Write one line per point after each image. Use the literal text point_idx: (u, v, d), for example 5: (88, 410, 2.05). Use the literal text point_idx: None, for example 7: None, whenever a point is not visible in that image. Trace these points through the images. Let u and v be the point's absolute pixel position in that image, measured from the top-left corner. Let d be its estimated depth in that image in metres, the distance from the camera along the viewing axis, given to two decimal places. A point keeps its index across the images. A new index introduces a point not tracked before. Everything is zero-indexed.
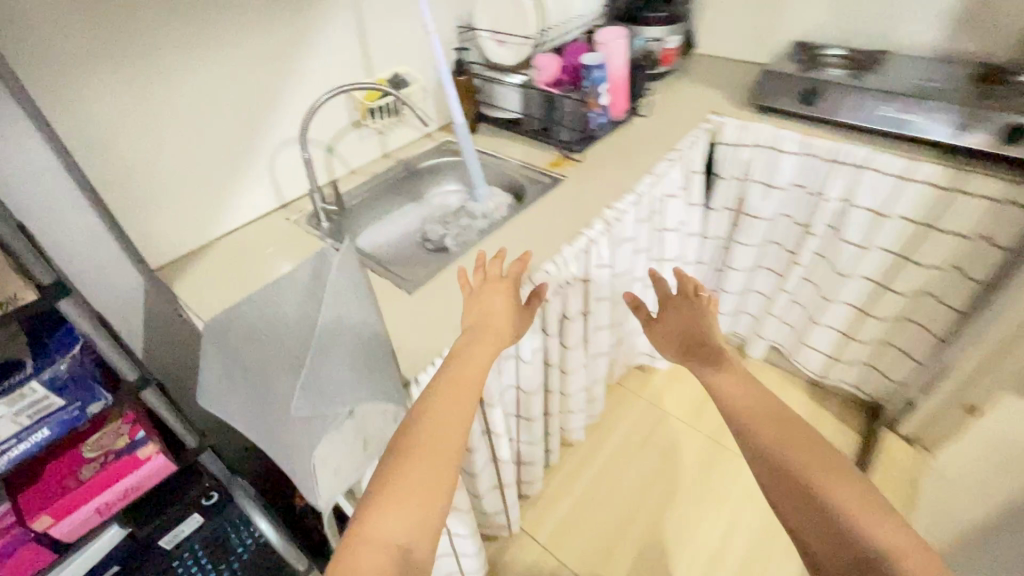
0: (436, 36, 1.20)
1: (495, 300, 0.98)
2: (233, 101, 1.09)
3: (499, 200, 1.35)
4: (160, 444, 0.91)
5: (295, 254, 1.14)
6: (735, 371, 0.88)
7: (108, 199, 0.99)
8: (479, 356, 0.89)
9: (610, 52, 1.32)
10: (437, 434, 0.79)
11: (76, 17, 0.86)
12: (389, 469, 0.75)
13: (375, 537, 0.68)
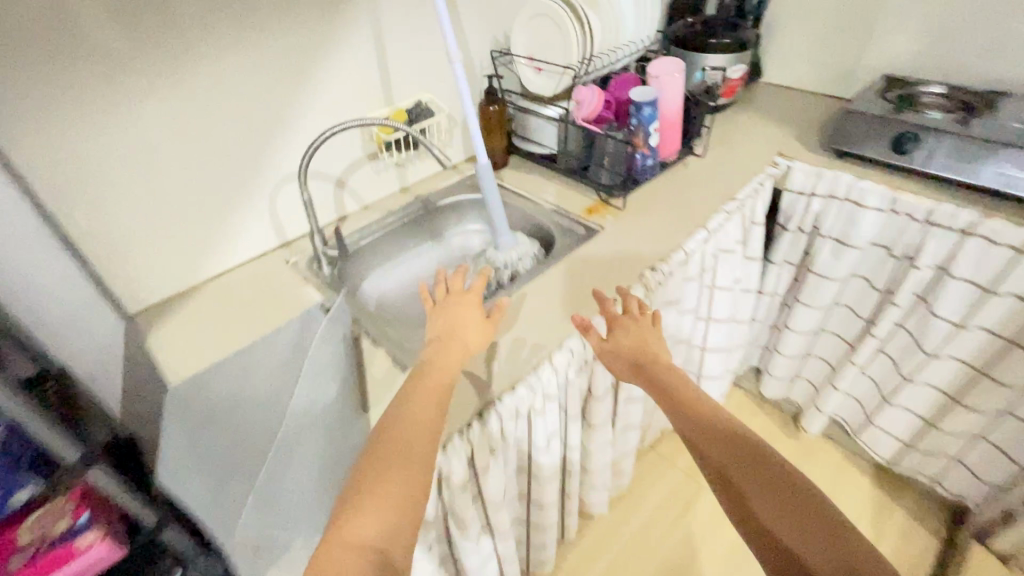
0: (460, 67, 1.04)
1: (463, 314, 0.87)
2: (232, 132, 0.97)
3: (523, 248, 1.19)
4: (105, 527, 0.80)
5: (287, 305, 1.01)
6: (688, 388, 0.79)
7: (81, 238, 0.88)
8: (445, 354, 0.81)
9: (664, 88, 1.14)
10: (415, 430, 0.70)
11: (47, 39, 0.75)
12: (365, 471, 0.65)
13: (349, 542, 0.59)
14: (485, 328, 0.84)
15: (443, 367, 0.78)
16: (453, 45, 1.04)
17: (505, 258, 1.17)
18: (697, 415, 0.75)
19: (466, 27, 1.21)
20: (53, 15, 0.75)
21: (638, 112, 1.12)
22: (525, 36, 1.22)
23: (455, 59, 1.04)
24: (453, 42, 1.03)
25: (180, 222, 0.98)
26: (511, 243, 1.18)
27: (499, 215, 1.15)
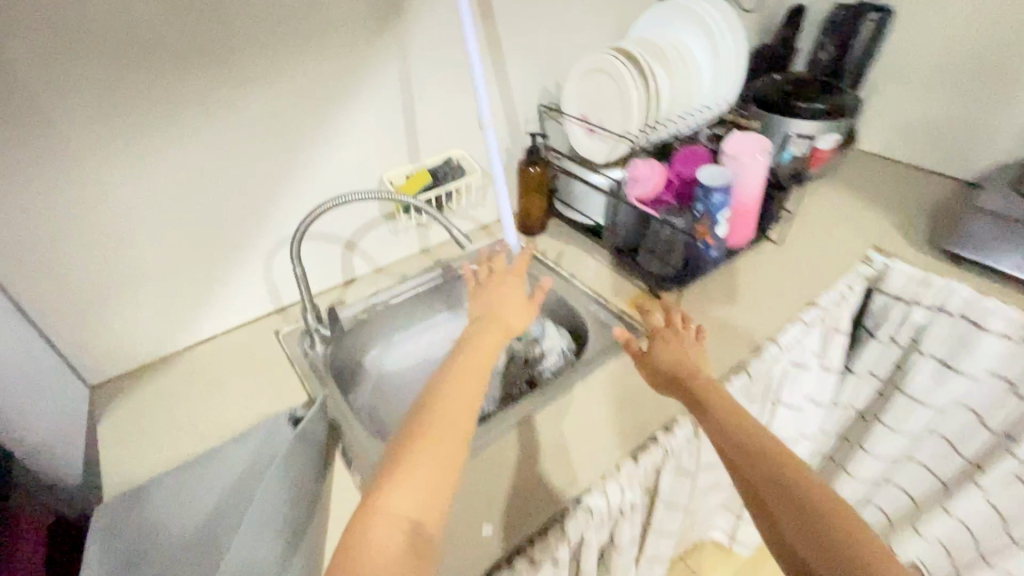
0: (492, 135, 0.85)
1: (507, 296, 0.74)
2: (225, 187, 0.85)
3: (552, 339, 1.02)
4: None
5: (266, 392, 0.86)
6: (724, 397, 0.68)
7: (38, 302, 0.76)
8: (485, 327, 0.68)
9: (739, 170, 0.94)
10: (458, 391, 0.58)
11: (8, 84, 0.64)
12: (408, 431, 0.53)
13: (381, 517, 0.47)
14: (530, 313, 0.73)
15: (486, 339, 0.65)
16: (486, 110, 0.85)
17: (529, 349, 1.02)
18: (734, 429, 0.64)
19: (510, 76, 1.05)
20: (13, 58, 0.64)
21: (703, 196, 0.93)
22: (580, 92, 1.04)
23: (488, 126, 0.86)
24: (486, 107, 0.85)
25: (159, 286, 0.86)
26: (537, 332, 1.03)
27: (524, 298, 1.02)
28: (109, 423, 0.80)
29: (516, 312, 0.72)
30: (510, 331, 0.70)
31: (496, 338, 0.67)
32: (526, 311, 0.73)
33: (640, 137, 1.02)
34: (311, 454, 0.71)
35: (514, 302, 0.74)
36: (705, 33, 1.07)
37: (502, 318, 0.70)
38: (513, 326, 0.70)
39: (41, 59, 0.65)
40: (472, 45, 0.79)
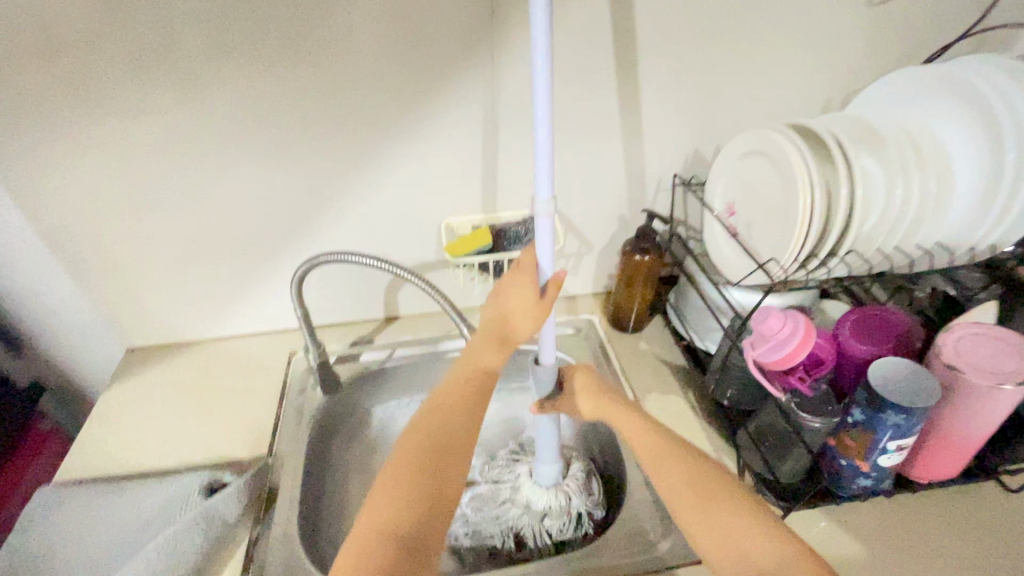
0: (546, 228, 0.54)
1: (516, 305, 0.57)
2: (270, 193, 0.77)
3: (564, 497, 0.74)
4: None
5: (238, 429, 0.77)
6: (660, 450, 0.54)
7: (82, 267, 0.78)
8: (484, 335, 0.58)
9: (965, 401, 0.54)
10: (463, 400, 0.56)
11: (68, 55, 0.63)
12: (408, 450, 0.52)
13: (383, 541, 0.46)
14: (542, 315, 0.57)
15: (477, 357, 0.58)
16: (545, 193, 0.53)
17: (531, 494, 0.75)
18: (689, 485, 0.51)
19: (640, 129, 0.78)
20: (78, 32, 0.62)
21: (865, 406, 0.55)
22: (733, 176, 0.71)
23: (542, 217, 0.54)
24: (546, 189, 0.53)
25: (193, 277, 0.83)
26: (551, 481, 0.74)
27: (545, 448, 0.71)
28: (111, 397, 0.81)
29: (521, 317, 0.57)
30: (512, 337, 0.59)
31: (489, 346, 0.58)
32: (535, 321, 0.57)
33: (796, 271, 0.66)
34: (203, 539, 0.60)
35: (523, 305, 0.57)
36: (982, 119, 0.62)
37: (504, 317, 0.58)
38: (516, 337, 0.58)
39: (101, 37, 0.63)
40: (540, 107, 0.49)
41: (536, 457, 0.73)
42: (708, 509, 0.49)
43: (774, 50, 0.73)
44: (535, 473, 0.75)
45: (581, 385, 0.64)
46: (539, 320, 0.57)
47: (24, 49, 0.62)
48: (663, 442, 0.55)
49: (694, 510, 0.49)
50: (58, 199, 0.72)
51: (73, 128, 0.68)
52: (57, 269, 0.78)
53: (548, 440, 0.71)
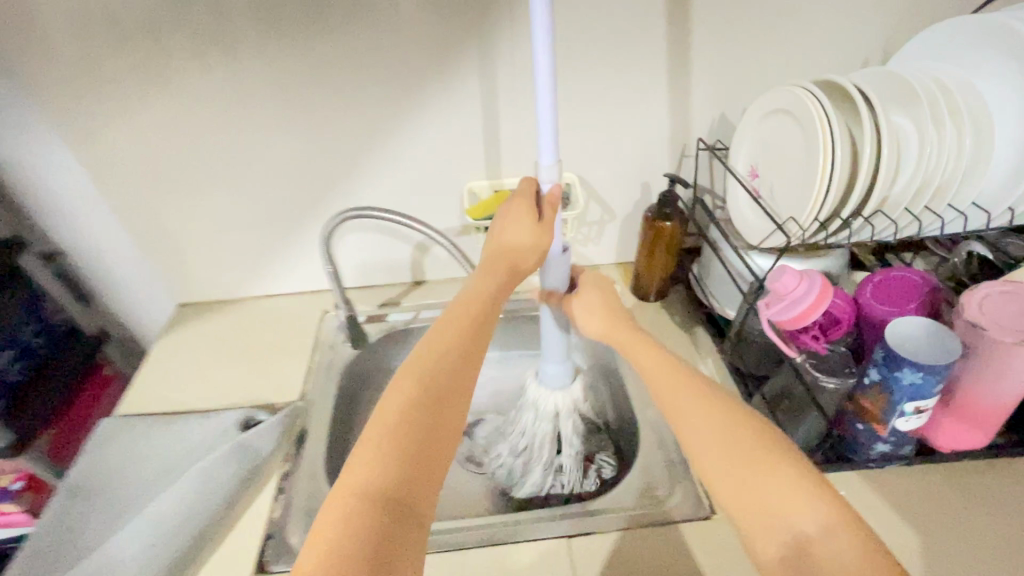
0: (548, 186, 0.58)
1: (518, 232, 0.58)
2: (302, 159, 0.81)
3: (570, 396, 0.73)
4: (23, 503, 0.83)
5: (272, 379, 0.82)
6: (698, 413, 0.47)
7: (134, 229, 0.85)
8: (491, 273, 0.56)
9: (984, 359, 0.53)
10: (455, 344, 0.50)
11: (120, 31, 0.69)
12: (394, 400, 0.45)
13: (366, 504, 0.39)
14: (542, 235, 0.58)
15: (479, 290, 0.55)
16: (549, 157, 0.56)
17: (538, 396, 0.74)
18: (716, 437, 0.45)
19: (663, 93, 0.77)
20: (128, 9, 0.67)
21: (882, 364, 0.55)
22: (756, 139, 0.70)
23: (546, 181, 0.57)
24: (551, 154, 0.56)
25: (233, 241, 0.88)
26: (557, 383, 0.73)
27: (552, 345, 0.70)
28: (162, 346, 0.88)
29: (524, 247, 0.58)
30: (518, 270, 0.58)
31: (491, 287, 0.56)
32: (541, 247, 0.58)
33: (816, 233, 0.65)
34: (237, 469, 0.66)
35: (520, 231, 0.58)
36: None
37: (507, 252, 0.58)
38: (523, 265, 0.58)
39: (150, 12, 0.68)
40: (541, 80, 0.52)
41: (543, 358, 0.72)
42: (759, 485, 0.42)
43: (801, 8, 0.71)
44: (541, 375, 0.74)
45: (589, 305, 0.62)
46: (542, 240, 0.58)
47: (84, 26, 0.68)
48: (701, 404, 0.47)
49: (735, 487, 0.42)
50: (114, 166, 0.79)
51: (126, 100, 0.74)
52: (118, 226, 0.85)
53: (554, 336, 0.69)
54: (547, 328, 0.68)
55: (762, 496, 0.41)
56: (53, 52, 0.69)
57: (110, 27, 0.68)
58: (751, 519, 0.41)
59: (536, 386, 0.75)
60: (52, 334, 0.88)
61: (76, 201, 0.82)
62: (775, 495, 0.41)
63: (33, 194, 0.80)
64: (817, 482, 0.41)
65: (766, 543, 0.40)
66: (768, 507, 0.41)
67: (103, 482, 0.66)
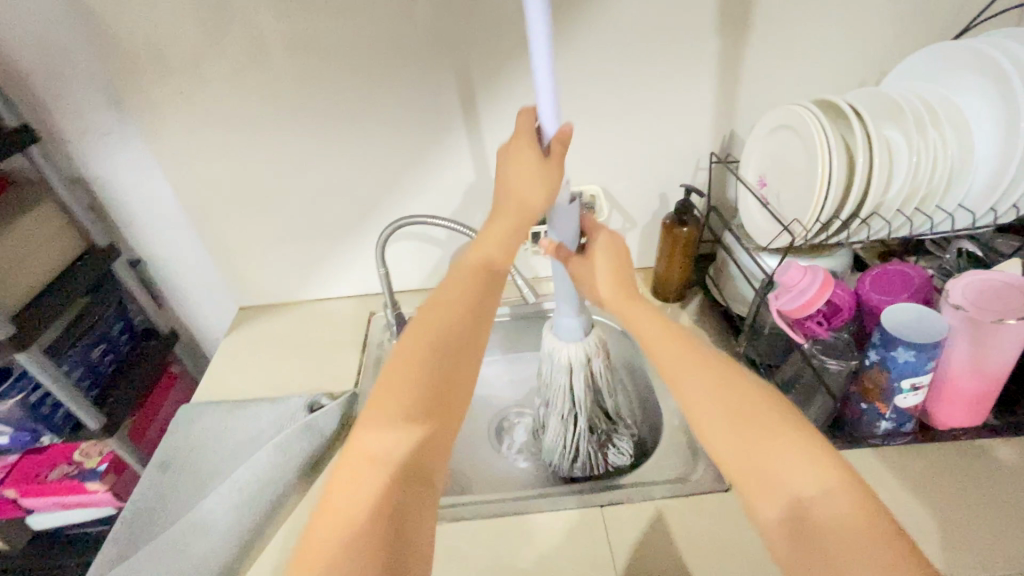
0: (548, 121, 0.54)
1: (521, 174, 0.55)
2: (355, 178, 0.91)
3: (585, 349, 0.72)
4: (109, 483, 0.91)
5: (329, 371, 0.92)
6: (705, 398, 0.50)
7: (206, 243, 0.95)
8: (499, 232, 0.57)
9: (969, 338, 0.60)
10: (454, 314, 0.54)
11: (201, 74, 0.79)
12: (400, 368, 0.51)
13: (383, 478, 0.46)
14: (544, 176, 0.55)
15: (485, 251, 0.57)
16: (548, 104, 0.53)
17: (551, 349, 0.73)
18: (711, 405, 0.49)
19: (679, 115, 0.86)
20: (208, 55, 0.77)
21: (878, 346, 0.62)
22: (763, 152, 0.79)
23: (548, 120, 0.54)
24: (551, 109, 0.54)
25: (292, 250, 0.98)
26: (569, 336, 0.72)
27: (565, 299, 0.68)
28: (231, 344, 0.98)
29: (529, 189, 0.55)
30: (526, 213, 0.57)
31: (502, 234, 0.57)
32: (548, 187, 0.55)
33: (819, 233, 0.72)
34: (307, 446, 0.74)
35: (523, 173, 0.55)
36: (1003, 89, 0.67)
37: (513, 196, 0.56)
38: (530, 207, 0.56)
39: (227, 58, 0.78)
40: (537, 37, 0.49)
41: (558, 310, 0.71)
42: (754, 453, 0.46)
43: (801, 36, 0.79)
44: (556, 328, 0.73)
45: (598, 269, 0.62)
46: (545, 181, 0.55)
47: (169, 71, 0.78)
48: (702, 387, 0.51)
49: (740, 465, 0.47)
50: (190, 188, 0.89)
51: (203, 131, 0.84)
52: (193, 239, 0.96)
53: (565, 292, 0.68)
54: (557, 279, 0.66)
55: (762, 475, 0.46)
56: (142, 91, 0.80)
57: (192, 72, 0.79)
58: (754, 492, 0.46)
59: (551, 337, 0.74)
60: (133, 332, 1.00)
61: (158, 215, 0.94)
62: (773, 474, 0.45)
63: (122, 212, 0.92)
64: (816, 462, 0.44)
65: (770, 513, 0.45)
66: (768, 484, 0.45)
67: (190, 457, 0.75)
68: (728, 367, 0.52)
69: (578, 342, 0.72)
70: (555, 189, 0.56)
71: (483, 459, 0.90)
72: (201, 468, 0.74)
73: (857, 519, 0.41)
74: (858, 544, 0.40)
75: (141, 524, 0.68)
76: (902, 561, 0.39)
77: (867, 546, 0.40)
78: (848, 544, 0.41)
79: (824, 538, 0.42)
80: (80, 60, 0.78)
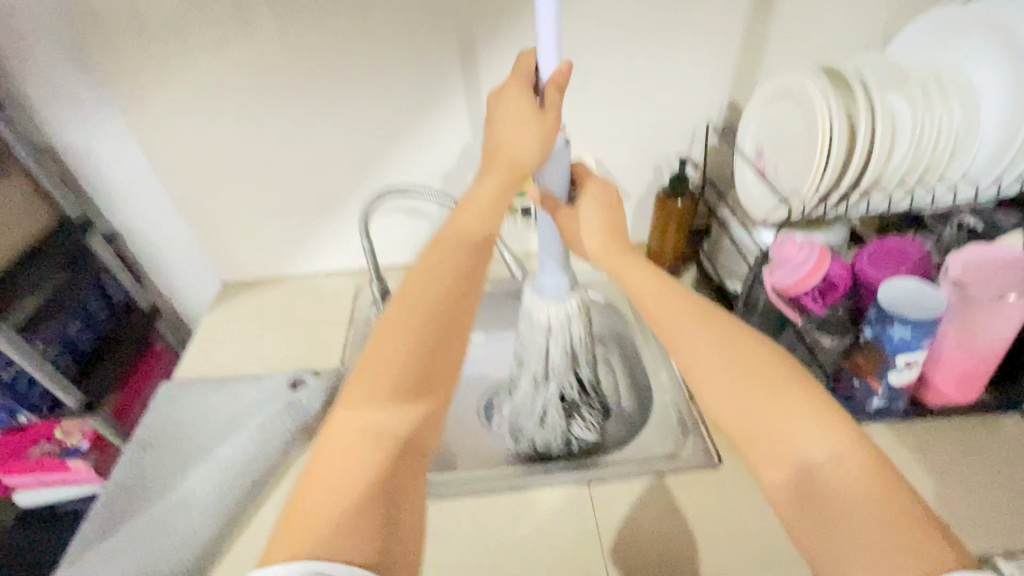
0: (548, 63, 0.51)
1: (513, 121, 0.52)
2: (340, 148, 0.88)
3: (565, 311, 0.69)
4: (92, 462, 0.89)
5: (316, 347, 0.90)
6: (713, 360, 0.47)
7: (185, 215, 0.92)
8: (489, 189, 0.54)
9: (967, 314, 0.59)
10: (442, 282, 0.51)
11: (173, 34, 0.74)
12: (385, 340, 0.48)
13: (374, 453, 0.44)
14: (540, 129, 0.52)
15: (479, 213, 0.54)
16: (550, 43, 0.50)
17: (531, 306, 0.70)
18: (710, 369, 0.47)
19: (679, 82, 0.82)
20: (181, 13, 0.73)
21: (874, 322, 0.60)
22: (761, 122, 0.76)
23: (548, 60, 0.51)
24: (552, 49, 0.51)
25: (276, 223, 0.95)
26: (552, 295, 0.69)
27: (548, 256, 0.65)
28: (213, 320, 0.95)
29: (522, 141, 0.52)
30: (516, 169, 0.54)
31: (492, 191, 0.54)
32: (542, 139, 0.52)
33: (817, 206, 0.70)
34: (292, 425, 0.73)
35: (516, 125, 0.52)
36: (1011, 52, 0.64)
37: (504, 149, 0.53)
38: (520, 160, 0.53)
39: (202, 17, 0.73)
40: None
41: (541, 268, 0.68)
42: (756, 414, 0.44)
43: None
44: (538, 286, 0.70)
45: (585, 220, 0.58)
46: (541, 132, 0.52)
47: (140, 30, 0.73)
48: (709, 349, 0.48)
49: (748, 429, 0.45)
50: (166, 157, 0.85)
51: (179, 97, 0.80)
52: (172, 211, 0.93)
53: (551, 249, 0.64)
54: (544, 235, 0.62)
55: (770, 440, 0.43)
56: (111, 53, 0.75)
57: (164, 31, 0.74)
58: (760, 456, 0.44)
59: (531, 294, 0.70)
60: (113, 308, 0.97)
61: (133, 186, 0.90)
62: (782, 439, 0.43)
63: (94, 182, 0.88)
64: (829, 427, 0.42)
65: (775, 478, 0.43)
66: (776, 449, 0.43)
67: (173, 436, 0.74)
68: (739, 328, 0.49)
69: (559, 303, 0.69)
70: (548, 143, 0.53)
71: (472, 436, 0.88)
72: (184, 446, 0.73)
73: (867, 489, 0.39)
74: (866, 513, 0.39)
75: (121, 503, 0.67)
76: (911, 531, 0.37)
77: (876, 516, 0.38)
78: (855, 513, 0.39)
79: (829, 506, 0.40)
80: (41, 17, 0.73)
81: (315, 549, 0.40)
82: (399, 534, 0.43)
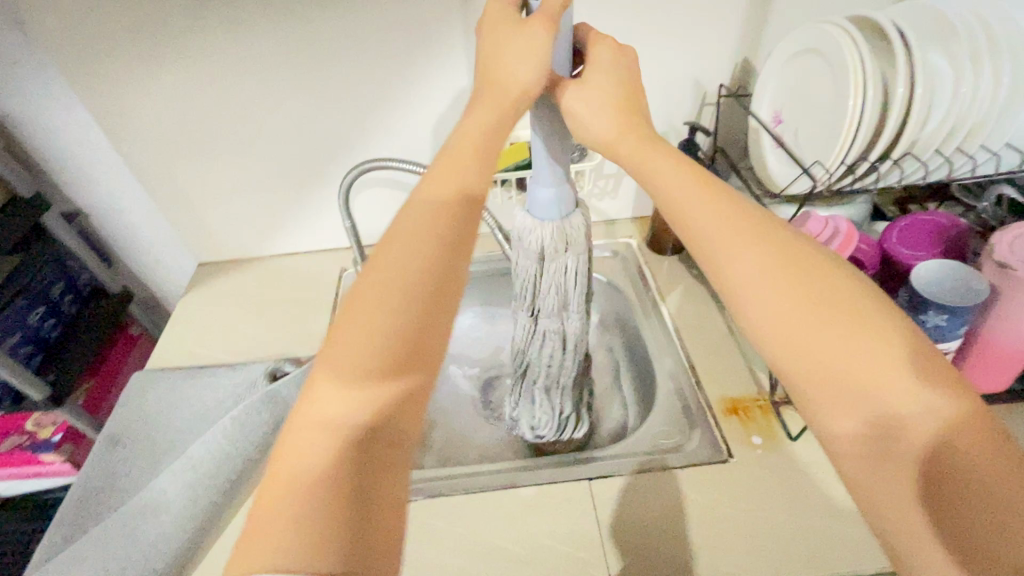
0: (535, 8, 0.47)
1: (506, 46, 0.44)
2: (317, 115, 0.80)
3: (560, 233, 0.58)
4: (64, 455, 0.87)
5: (296, 332, 0.84)
6: (769, 286, 0.37)
7: (151, 191, 0.85)
8: (480, 125, 0.45)
9: (1009, 300, 0.53)
10: (429, 235, 0.40)
11: None
12: (356, 309, 0.38)
13: (342, 443, 0.35)
14: (532, 50, 0.44)
15: (469, 160, 0.44)
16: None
17: (522, 227, 0.58)
18: (788, 313, 0.37)
19: (689, 39, 0.74)
20: None
21: (905, 308, 0.55)
22: (779, 83, 0.68)
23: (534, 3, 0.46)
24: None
25: (250, 200, 0.88)
26: (548, 212, 0.57)
27: (544, 162, 0.54)
28: (187, 304, 0.89)
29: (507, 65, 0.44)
30: (510, 105, 0.45)
31: (482, 132, 0.45)
32: (537, 54, 0.44)
33: (843, 177, 0.63)
34: (268, 416, 0.68)
35: (513, 49, 0.44)
36: None
37: (497, 84, 0.45)
38: (514, 91, 0.45)
39: None
40: None
41: (534, 178, 0.56)
42: (838, 367, 0.35)
43: None
44: (529, 202, 0.58)
45: (596, 97, 0.47)
46: (537, 47, 0.44)
47: None
48: (758, 267, 0.38)
49: (816, 371, 0.35)
50: (123, 127, 0.77)
51: (132, 59, 0.72)
52: (136, 186, 0.85)
53: (547, 153, 0.53)
54: (541, 141, 0.52)
55: (842, 379, 0.35)
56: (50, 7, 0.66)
57: None
58: (827, 399, 0.35)
59: (523, 214, 0.59)
60: (79, 294, 0.92)
61: (90, 158, 0.82)
62: (858, 378, 0.34)
63: (47, 154, 0.81)
64: (911, 367, 0.34)
65: (848, 429, 0.35)
66: (851, 397, 0.34)
67: (143, 429, 0.69)
68: (797, 244, 0.39)
69: (558, 223, 0.57)
70: (546, 61, 0.44)
71: (466, 425, 0.84)
72: (156, 440, 0.68)
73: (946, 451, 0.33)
74: (949, 479, 0.32)
75: (89, 504, 0.63)
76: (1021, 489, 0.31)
77: (957, 483, 0.32)
78: (951, 466, 0.32)
79: (905, 463, 0.33)
80: None
81: (277, 562, 0.30)
82: (379, 545, 0.33)
